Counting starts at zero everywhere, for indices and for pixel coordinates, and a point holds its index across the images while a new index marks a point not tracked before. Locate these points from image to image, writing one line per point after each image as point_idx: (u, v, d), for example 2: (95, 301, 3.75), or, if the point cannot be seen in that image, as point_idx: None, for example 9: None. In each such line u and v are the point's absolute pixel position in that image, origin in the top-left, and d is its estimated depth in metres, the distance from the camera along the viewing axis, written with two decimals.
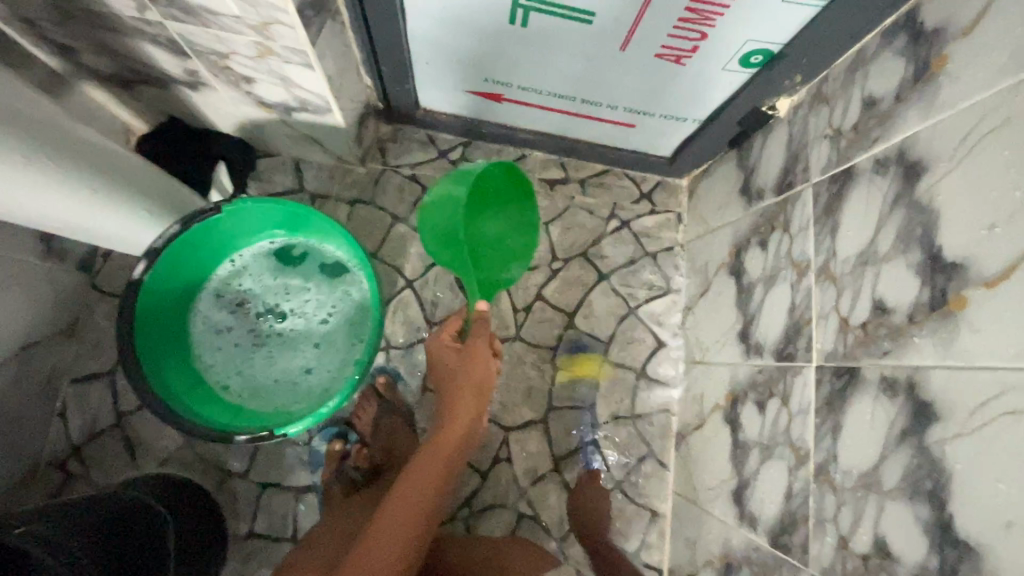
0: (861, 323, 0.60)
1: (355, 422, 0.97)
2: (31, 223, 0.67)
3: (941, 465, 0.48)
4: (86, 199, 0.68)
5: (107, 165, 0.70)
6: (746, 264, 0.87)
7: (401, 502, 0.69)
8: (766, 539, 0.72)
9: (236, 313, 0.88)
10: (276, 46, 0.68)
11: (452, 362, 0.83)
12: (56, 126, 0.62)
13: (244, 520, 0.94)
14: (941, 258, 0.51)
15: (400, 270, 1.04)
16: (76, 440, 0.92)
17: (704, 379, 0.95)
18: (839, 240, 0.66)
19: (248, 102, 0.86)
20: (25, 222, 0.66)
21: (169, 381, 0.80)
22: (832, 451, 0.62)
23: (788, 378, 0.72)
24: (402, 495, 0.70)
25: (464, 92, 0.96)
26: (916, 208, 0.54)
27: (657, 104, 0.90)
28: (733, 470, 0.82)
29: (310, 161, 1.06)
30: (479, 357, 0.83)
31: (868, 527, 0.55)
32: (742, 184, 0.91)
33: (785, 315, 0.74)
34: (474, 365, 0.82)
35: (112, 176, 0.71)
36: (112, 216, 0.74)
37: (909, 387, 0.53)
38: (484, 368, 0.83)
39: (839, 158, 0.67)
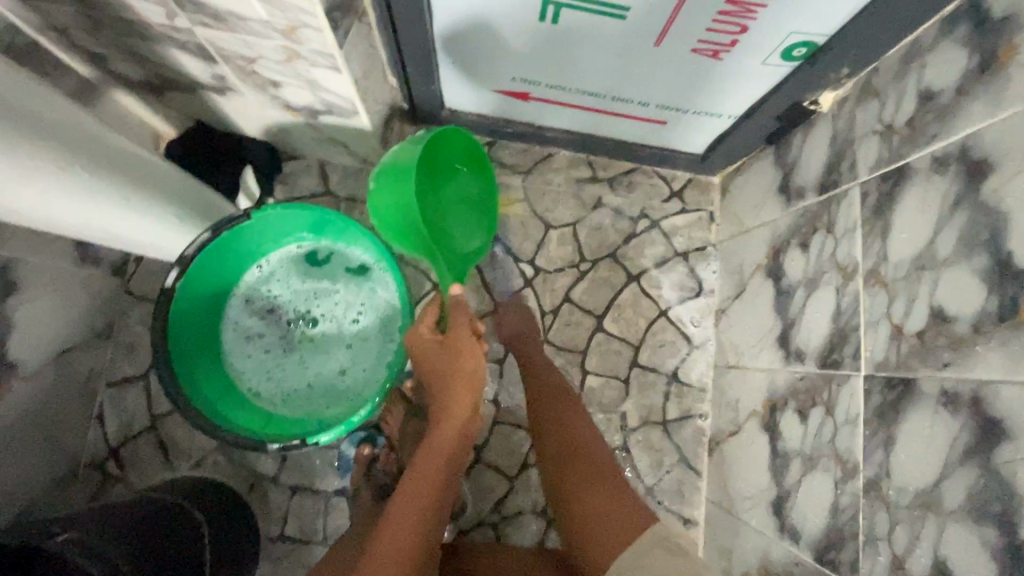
0: (916, 332, 0.57)
1: (383, 426, 0.95)
2: (68, 231, 0.68)
3: (1012, 487, 0.45)
4: (115, 205, 0.68)
5: (136, 171, 0.70)
6: (785, 266, 0.83)
7: (398, 518, 0.66)
8: (810, 554, 0.69)
9: (266, 320, 0.88)
10: (302, 49, 0.67)
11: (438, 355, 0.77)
12: (89, 135, 0.62)
13: (275, 523, 0.95)
14: (1011, 264, 0.47)
15: (426, 273, 1.03)
16: (112, 442, 0.94)
17: (739, 384, 0.92)
18: (890, 244, 0.62)
19: (275, 106, 0.85)
20: (63, 230, 0.67)
21: (205, 389, 0.80)
22: (885, 466, 0.59)
23: (833, 388, 0.69)
24: (400, 511, 0.66)
25: (490, 91, 0.94)
26: (980, 211, 0.51)
27: (691, 100, 0.87)
28: (772, 481, 0.79)
29: (335, 163, 1.06)
30: (464, 348, 0.77)
31: (927, 549, 0.52)
32: (781, 182, 0.87)
33: (829, 320, 0.71)
34: (461, 356, 0.76)
35: (141, 182, 0.71)
36: (142, 222, 0.74)
37: (974, 403, 0.49)
38: (469, 355, 0.76)
39: (892, 156, 0.63)
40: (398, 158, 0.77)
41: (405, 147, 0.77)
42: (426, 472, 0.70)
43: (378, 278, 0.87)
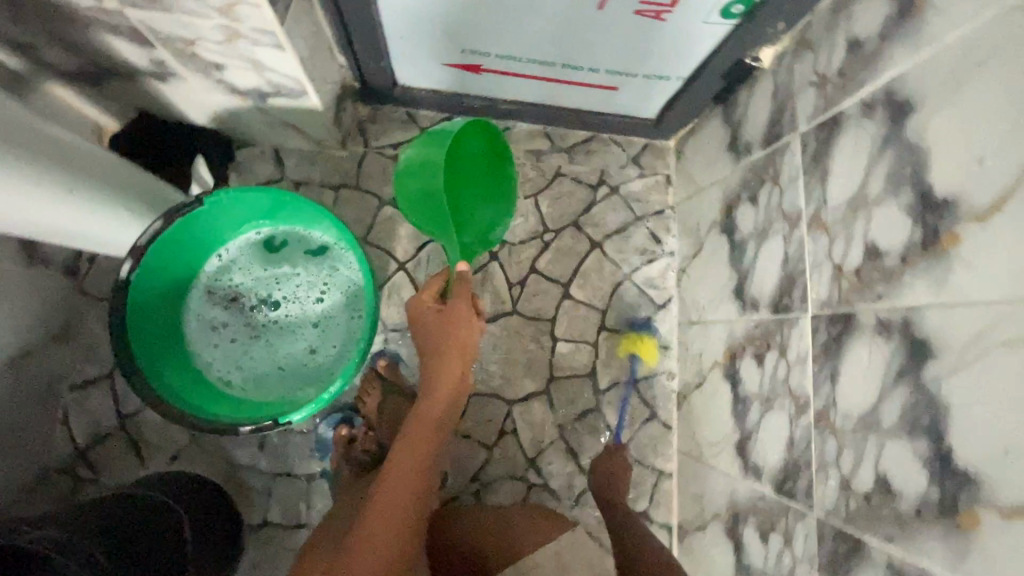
0: (854, 268, 0.61)
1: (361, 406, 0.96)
2: (10, 228, 0.66)
3: (938, 401, 0.49)
4: (58, 200, 0.66)
5: (76, 163, 0.67)
6: (738, 220, 0.87)
7: (390, 488, 0.67)
8: (770, 487, 0.74)
9: (229, 309, 0.87)
10: (242, 27, 0.66)
11: (433, 328, 0.80)
12: (25, 128, 0.60)
13: (257, 510, 0.96)
14: (932, 195, 0.51)
15: (391, 253, 1.03)
16: (81, 444, 0.92)
17: (702, 338, 0.96)
18: (828, 188, 0.65)
19: (220, 90, 0.83)
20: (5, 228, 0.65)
21: (171, 382, 0.79)
22: (832, 396, 0.63)
23: (785, 330, 0.73)
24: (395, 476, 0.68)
25: (441, 66, 0.94)
26: (906, 149, 0.54)
27: (639, 63, 0.88)
28: (735, 425, 0.84)
29: (290, 148, 1.04)
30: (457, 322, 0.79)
31: (870, 466, 0.57)
32: (730, 140, 0.90)
33: (778, 267, 0.75)
34: (459, 331, 0.79)
35: (83, 175, 0.69)
36: (87, 216, 0.72)
37: (904, 328, 0.53)
38: (467, 332, 0.79)
39: (827, 105, 0.66)
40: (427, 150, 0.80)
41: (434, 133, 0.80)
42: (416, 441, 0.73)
43: (339, 257, 0.87)
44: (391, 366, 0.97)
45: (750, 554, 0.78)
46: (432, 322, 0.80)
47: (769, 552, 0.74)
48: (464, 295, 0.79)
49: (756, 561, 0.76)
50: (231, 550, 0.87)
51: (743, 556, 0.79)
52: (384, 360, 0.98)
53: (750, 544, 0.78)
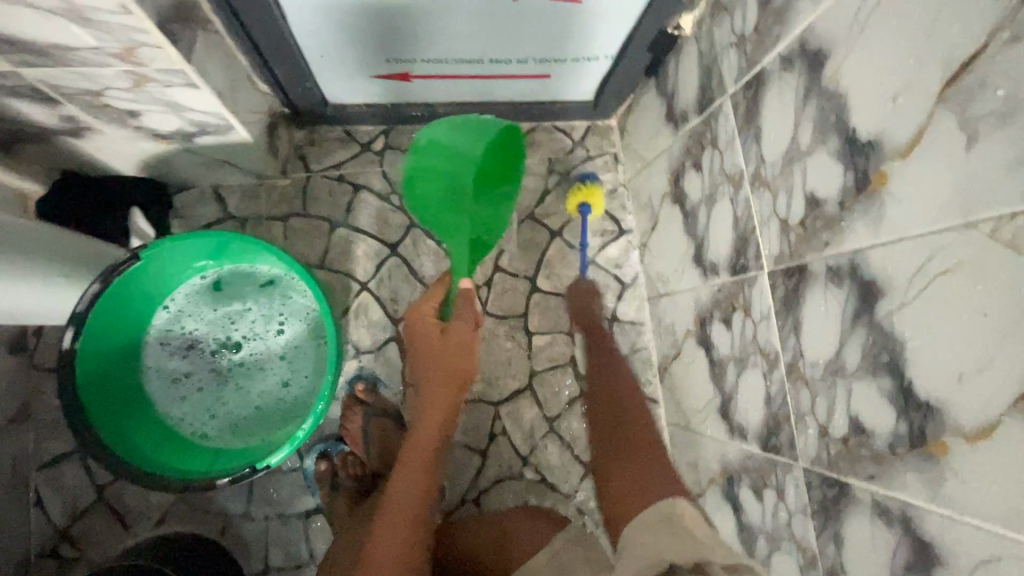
0: (799, 220, 0.61)
1: (344, 433, 0.94)
2: None
3: (894, 337, 0.50)
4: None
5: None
6: (686, 188, 0.87)
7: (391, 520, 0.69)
8: (757, 445, 0.75)
9: (190, 359, 0.85)
10: (149, 71, 0.64)
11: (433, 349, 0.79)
12: None
13: (257, 557, 0.93)
14: (857, 139, 0.52)
15: (351, 274, 1.02)
16: (60, 524, 0.89)
17: (672, 309, 0.97)
18: (764, 145, 0.66)
19: (142, 137, 0.80)
20: None
21: (140, 446, 0.76)
22: (798, 348, 0.64)
23: (746, 290, 0.74)
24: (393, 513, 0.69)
25: (369, 78, 0.92)
26: (827, 97, 0.55)
27: (565, 48, 0.88)
28: (715, 389, 0.85)
29: (229, 185, 1.01)
30: (457, 343, 0.78)
31: (843, 410, 0.58)
32: (667, 111, 0.91)
33: (731, 229, 0.76)
34: (457, 352, 0.78)
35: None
36: (16, 290, 0.68)
37: (853, 271, 0.54)
38: (467, 349, 0.78)
39: (749, 64, 0.67)
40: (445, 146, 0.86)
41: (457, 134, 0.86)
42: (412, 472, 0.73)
43: (293, 284, 0.86)
44: (369, 390, 0.96)
45: (748, 513, 0.79)
46: (430, 342, 0.78)
47: (765, 508, 0.75)
48: (466, 312, 0.78)
49: (755, 519, 0.77)
50: None
51: (742, 516, 0.81)
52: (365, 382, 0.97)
53: (747, 504, 0.79)
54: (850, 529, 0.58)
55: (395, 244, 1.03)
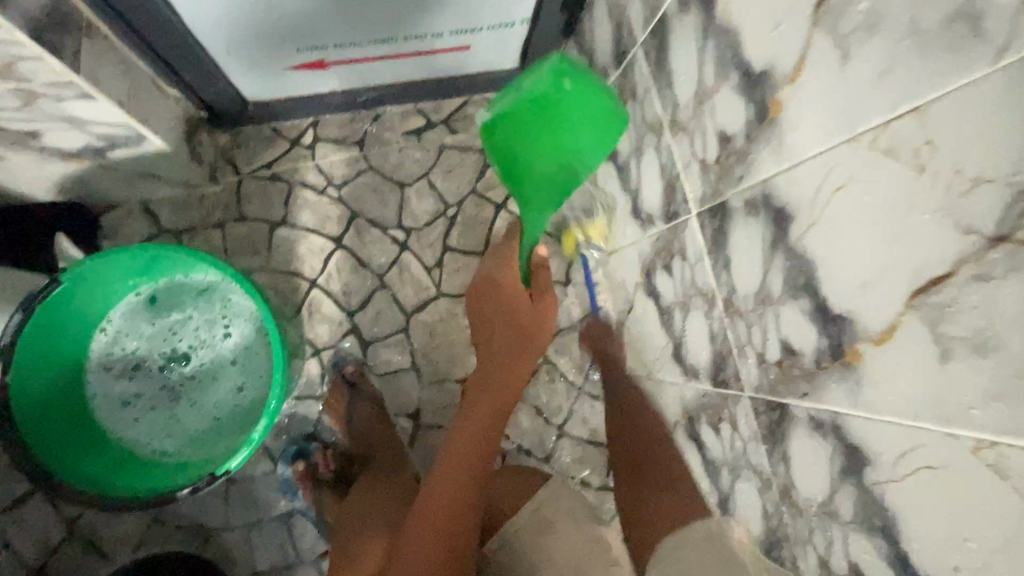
0: (715, 159, 0.63)
1: (328, 416, 0.96)
2: None
3: (806, 257, 0.52)
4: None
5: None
6: (616, 144, 0.88)
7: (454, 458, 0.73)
8: (708, 382, 0.78)
9: (138, 379, 0.83)
10: (36, 86, 0.61)
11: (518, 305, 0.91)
12: None
13: (243, 564, 0.94)
14: (752, 71, 0.53)
15: (299, 273, 1.00)
16: (35, 563, 0.88)
17: (620, 265, 0.99)
18: (676, 89, 0.67)
19: (50, 158, 0.77)
20: None
21: (97, 472, 0.75)
22: (730, 284, 0.66)
23: (680, 235, 0.75)
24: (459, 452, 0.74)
25: (284, 71, 0.89)
26: (722, 34, 0.56)
27: (478, 17, 0.86)
28: (667, 336, 0.87)
29: (158, 198, 0.98)
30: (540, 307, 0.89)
31: (774, 335, 0.60)
32: (589, 69, 0.91)
33: (659, 177, 0.77)
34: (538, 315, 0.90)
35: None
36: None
37: (766, 201, 0.56)
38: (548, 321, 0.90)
39: (652, 10, 0.68)
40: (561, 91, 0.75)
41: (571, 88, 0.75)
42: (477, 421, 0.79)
43: (231, 287, 0.84)
44: (359, 373, 0.97)
45: (710, 448, 0.82)
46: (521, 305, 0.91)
47: (723, 441, 0.78)
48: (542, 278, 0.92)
49: (717, 453, 0.80)
50: None
51: (705, 452, 0.84)
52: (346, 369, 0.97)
53: (708, 440, 0.82)
54: (794, 446, 0.61)
55: (339, 237, 1.02)
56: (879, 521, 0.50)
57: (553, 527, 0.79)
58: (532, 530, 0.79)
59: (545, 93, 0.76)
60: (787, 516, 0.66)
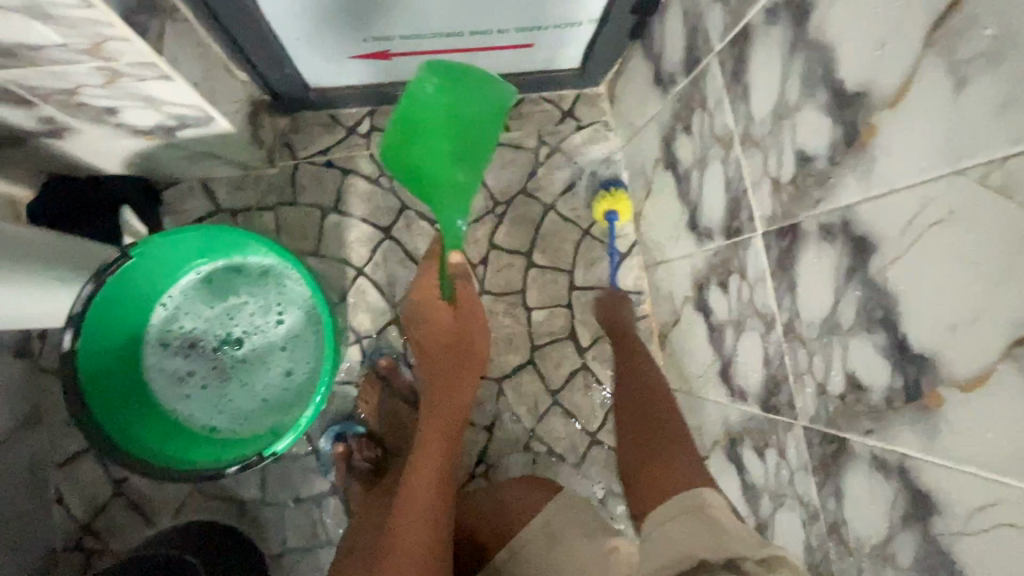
0: (790, 179, 0.60)
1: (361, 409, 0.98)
2: None
3: (888, 291, 0.49)
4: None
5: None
6: (677, 152, 0.86)
7: (420, 475, 0.75)
8: (758, 406, 0.75)
9: (192, 356, 0.86)
10: (119, 65, 0.63)
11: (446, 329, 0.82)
12: None
13: (275, 539, 0.96)
14: (845, 91, 0.50)
15: (347, 260, 1.01)
16: (83, 519, 0.93)
17: (669, 277, 0.97)
18: (752, 104, 0.65)
19: (123, 134, 0.79)
20: None
21: (151, 444, 0.78)
22: (794, 308, 0.64)
23: (741, 253, 0.73)
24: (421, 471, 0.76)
25: (348, 59, 0.90)
26: (813, 50, 0.53)
27: (546, 15, 0.85)
28: (715, 353, 0.85)
29: (217, 177, 1.00)
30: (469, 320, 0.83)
31: (840, 367, 0.57)
32: (655, 74, 0.88)
33: (723, 192, 0.75)
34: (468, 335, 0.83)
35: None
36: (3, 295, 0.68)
37: (845, 228, 0.53)
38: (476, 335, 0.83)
39: (733, 20, 0.65)
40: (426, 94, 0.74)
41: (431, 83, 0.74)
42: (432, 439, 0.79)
43: (285, 272, 0.86)
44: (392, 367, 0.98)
45: (752, 472, 0.80)
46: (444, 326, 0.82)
47: (767, 467, 0.76)
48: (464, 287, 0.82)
49: (758, 478, 0.78)
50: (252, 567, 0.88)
51: (746, 476, 0.82)
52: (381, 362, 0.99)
53: (750, 464, 0.80)
54: (849, 482, 0.59)
55: (388, 227, 1.02)
56: (942, 572, 0.48)
57: (564, 541, 0.75)
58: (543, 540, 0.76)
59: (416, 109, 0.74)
60: (833, 552, 0.63)
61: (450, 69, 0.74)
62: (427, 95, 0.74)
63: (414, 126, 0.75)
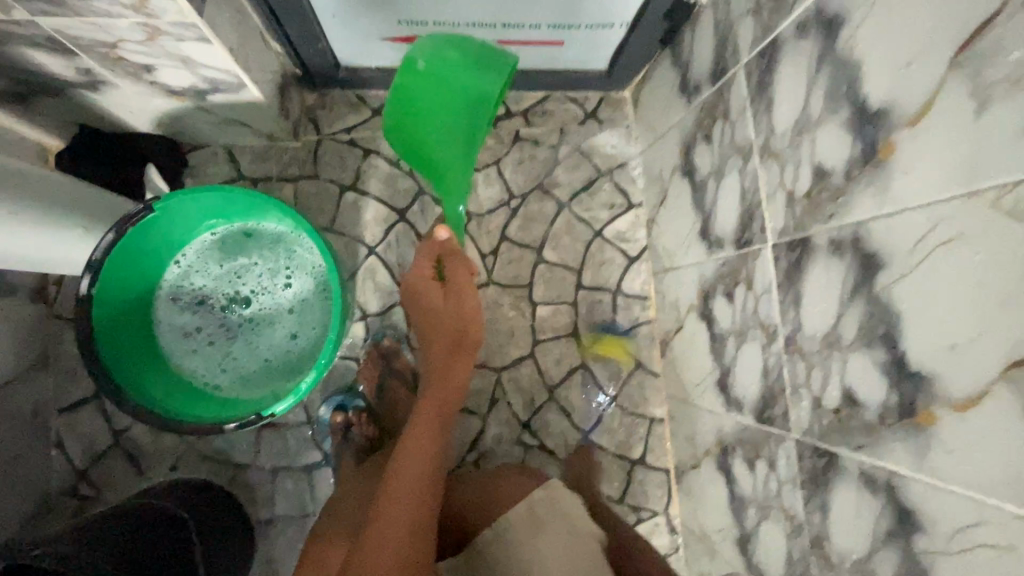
0: (806, 193, 0.61)
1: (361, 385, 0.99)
2: None
3: (891, 308, 0.50)
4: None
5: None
6: (696, 161, 0.87)
7: (414, 451, 0.76)
8: (752, 418, 0.76)
9: (201, 314, 0.88)
10: (162, 23, 0.65)
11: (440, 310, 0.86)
12: None
13: (264, 506, 0.98)
14: (868, 108, 0.51)
15: (360, 238, 1.03)
16: (79, 466, 0.94)
17: (676, 284, 0.97)
18: (775, 116, 0.65)
19: (157, 93, 0.81)
20: None
21: (156, 393, 0.80)
22: (797, 321, 0.64)
23: (749, 263, 0.74)
24: (414, 445, 0.76)
25: (381, 41, 0.92)
26: (840, 66, 0.54)
27: (579, 14, 0.86)
28: (715, 363, 0.86)
29: (242, 146, 1.02)
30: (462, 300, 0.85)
31: (837, 382, 0.58)
32: (681, 82, 0.89)
33: (738, 202, 0.75)
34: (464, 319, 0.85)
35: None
36: (23, 234, 0.70)
37: (855, 243, 0.54)
38: (470, 318, 0.85)
39: (764, 32, 0.66)
40: (414, 73, 0.75)
41: (418, 60, 0.75)
42: (426, 418, 0.81)
43: (297, 238, 0.87)
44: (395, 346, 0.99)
45: (740, 483, 0.80)
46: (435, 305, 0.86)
47: (756, 479, 0.76)
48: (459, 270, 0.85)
49: (746, 490, 0.79)
50: (240, 532, 0.90)
51: (734, 487, 0.82)
52: (383, 342, 1.00)
53: (739, 474, 0.81)
54: (836, 497, 0.60)
55: (403, 210, 1.04)
56: None
57: (547, 529, 0.74)
58: (527, 527, 0.74)
59: (407, 89, 0.76)
60: (813, 567, 0.64)
61: (440, 41, 0.74)
62: (420, 73, 0.75)
63: (410, 108, 0.77)
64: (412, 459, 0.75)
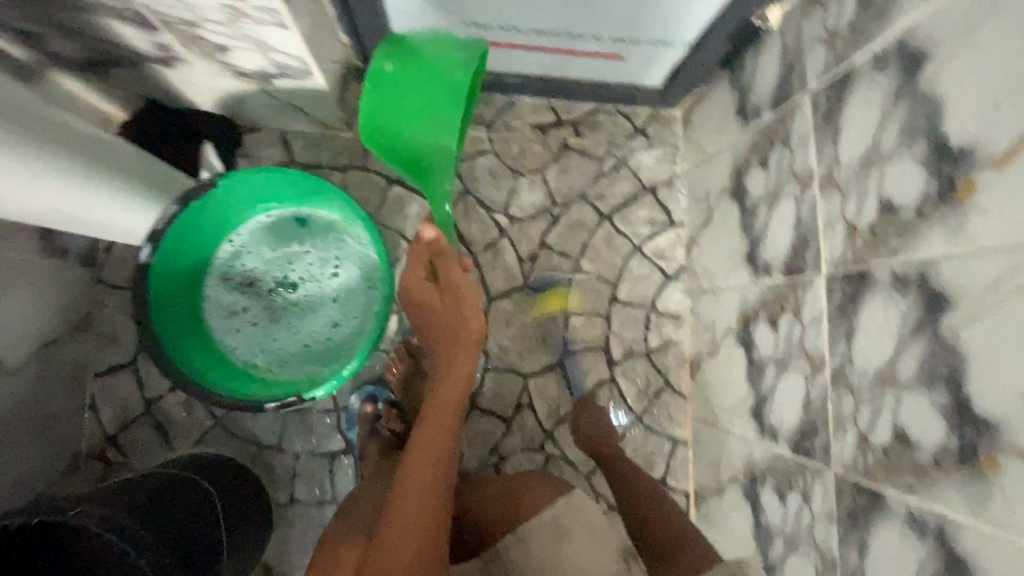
0: (869, 226, 0.60)
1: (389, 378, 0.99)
2: (43, 219, 0.70)
3: (957, 349, 0.49)
4: (52, 180, 0.65)
5: (75, 142, 0.67)
6: (748, 184, 0.87)
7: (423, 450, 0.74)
8: (788, 448, 0.75)
9: (248, 294, 0.89)
10: (246, 7, 0.66)
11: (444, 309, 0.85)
12: (48, 121, 0.64)
13: (283, 488, 0.98)
14: (948, 145, 0.50)
15: (401, 233, 1.04)
16: (110, 430, 0.96)
17: (714, 307, 0.97)
18: (841, 146, 0.65)
19: (226, 73, 0.83)
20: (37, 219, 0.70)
21: (198, 367, 0.81)
22: (847, 354, 0.63)
23: (799, 292, 0.73)
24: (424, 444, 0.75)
25: None
26: (920, 101, 0.53)
27: (644, 30, 0.87)
28: (751, 389, 0.85)
29: (296, 132, 1.04)
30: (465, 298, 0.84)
31: (888, 420, 0.57)
32: (739, 104, 0.89)
33: (791, 229, 0.75)
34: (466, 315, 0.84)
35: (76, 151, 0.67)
36: (84, 196, 0.71)
37: (921, 281, 0.53)
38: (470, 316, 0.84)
39: (838, 62, 0.66)
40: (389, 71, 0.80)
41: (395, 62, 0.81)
42: (438, 416, 0.78)
43: (348, 229, 0.88)
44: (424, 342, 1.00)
45: (768, 513, 0.79)
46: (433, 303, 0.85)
47: (786, 511, 0.75)
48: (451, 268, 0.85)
49: (775, 521, 0.77)
50: (262, 508, 0.91)
51: (761, 517, 0.81)
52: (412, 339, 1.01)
53: (767, 504, 0.79)
54: (877, 537, 0.58)
55: None
56: None
57: (569, 538, 0.73)
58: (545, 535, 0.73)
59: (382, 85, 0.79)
60: None
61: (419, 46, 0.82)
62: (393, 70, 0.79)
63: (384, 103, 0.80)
64: (419, 459, 0.73)
